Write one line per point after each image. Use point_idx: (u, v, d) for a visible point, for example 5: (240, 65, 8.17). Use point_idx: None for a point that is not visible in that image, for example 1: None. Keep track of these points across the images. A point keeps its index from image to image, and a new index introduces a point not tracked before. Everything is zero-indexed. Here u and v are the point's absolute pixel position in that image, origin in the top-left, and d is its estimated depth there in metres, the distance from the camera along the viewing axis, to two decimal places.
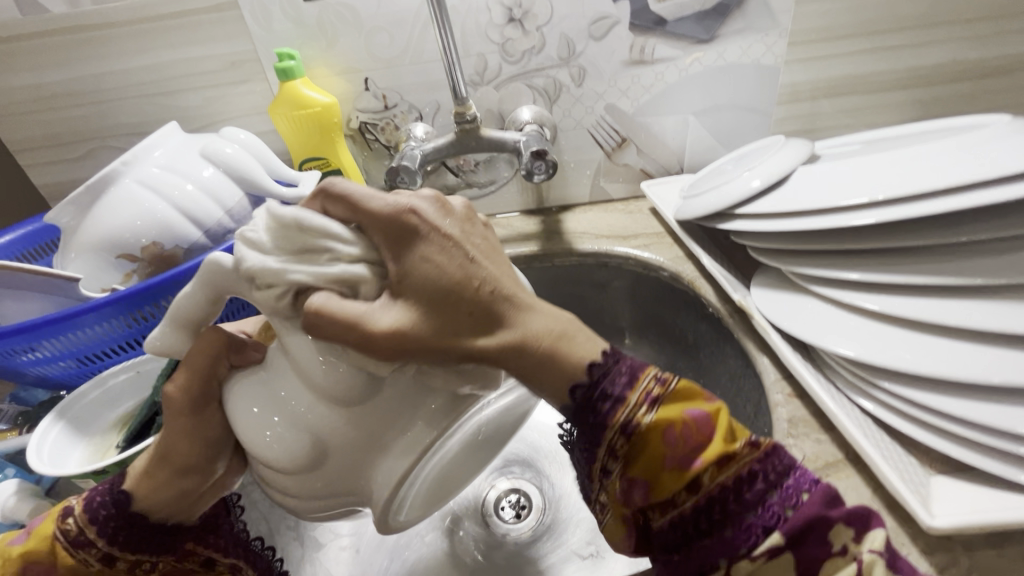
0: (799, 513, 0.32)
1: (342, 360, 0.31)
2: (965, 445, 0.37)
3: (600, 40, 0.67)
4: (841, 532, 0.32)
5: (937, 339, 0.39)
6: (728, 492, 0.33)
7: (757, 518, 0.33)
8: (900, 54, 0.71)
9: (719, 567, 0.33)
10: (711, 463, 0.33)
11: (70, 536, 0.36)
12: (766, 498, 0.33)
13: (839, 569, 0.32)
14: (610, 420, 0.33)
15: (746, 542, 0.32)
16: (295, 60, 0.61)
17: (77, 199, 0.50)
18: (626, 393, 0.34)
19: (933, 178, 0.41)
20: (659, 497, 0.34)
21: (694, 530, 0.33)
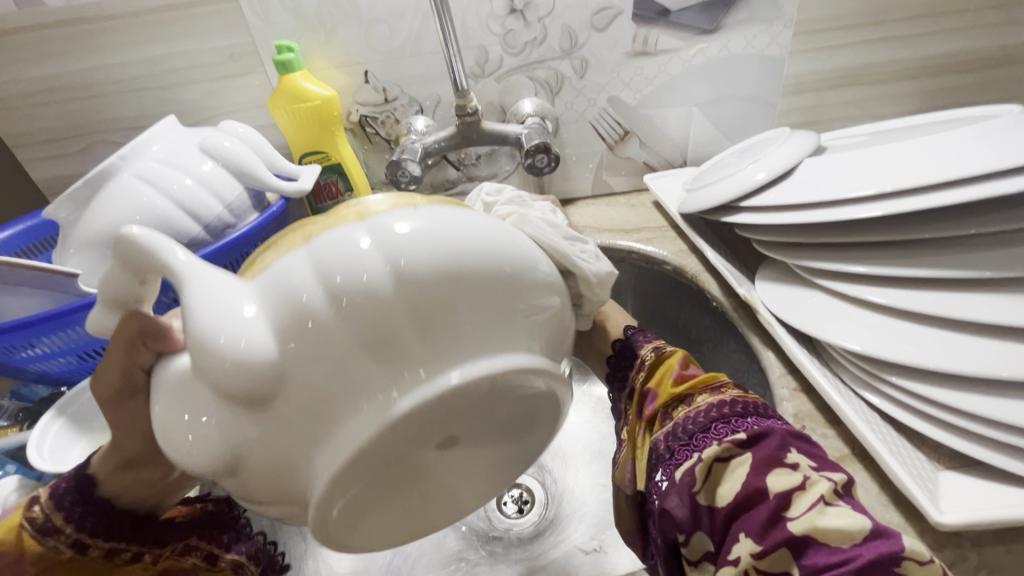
0: (760, 427, 0.37)
1: (248, 344, 0.25)
2: (974, 441, 0.36)
3: (603, 31, 0.66)
4: (793, 450, 0.36)
5: (945, 332, 0.39)
6: (705, 407, 0.40)
7: (730, 423, 0.38)
8: (906, 44, 0.70)
9: (692, 459, 0.38)
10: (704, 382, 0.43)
11: (37, 522, 0.34)
12: (738, 417, 0.39)
13: (787, 477, 0.34)
14: (640, 348, 0.48)
15: (718, 435, 0.38)
16: (294, 52, 0.60)
17: (75, 193, 0.50)
18: (651, 342, 0.49)
19: (941, 169, 0.40)
20: (659, 407, 0.43)
21: (674, 439, 0.40)
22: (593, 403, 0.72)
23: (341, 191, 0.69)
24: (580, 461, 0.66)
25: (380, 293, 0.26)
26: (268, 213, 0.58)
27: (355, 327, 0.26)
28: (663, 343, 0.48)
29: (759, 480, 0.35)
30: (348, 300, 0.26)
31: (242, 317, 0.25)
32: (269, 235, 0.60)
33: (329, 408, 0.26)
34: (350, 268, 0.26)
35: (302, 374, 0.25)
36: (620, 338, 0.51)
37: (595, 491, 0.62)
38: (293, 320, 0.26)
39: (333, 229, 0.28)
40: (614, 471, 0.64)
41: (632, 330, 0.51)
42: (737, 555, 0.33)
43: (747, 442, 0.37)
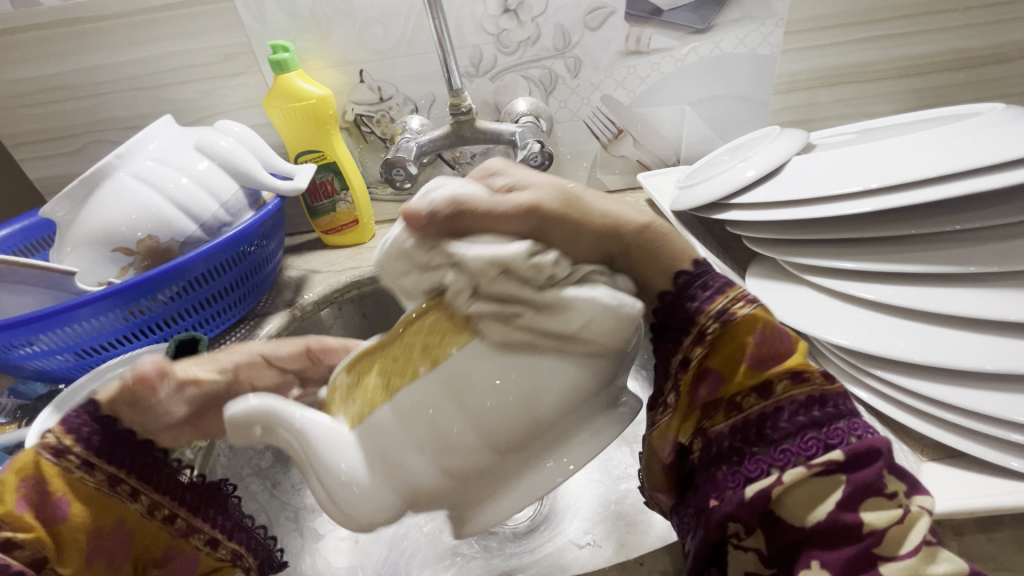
0: (862, 441, 0.30)
1: (376, 479, 0.28)
2: (957, 432, 0.37)
3: (596, 31, 0.67)
4: (891, 475, 0.30)
5: (932, 327, 0.40)
6: (792, 406, 0.32)
7: (820, 435, 0.31)
8: (896, 43, 0.71)
9: (765, 475, 0.31)
10: (787, 372, 0.33)
11: (49, 447, 0.32)
12: (832, 425, 0.31)
13: (883, 509, 0.29)
14: (701, 312, 0.34)
15: (804, 451, 0.30)
16: (289, 52, 0.61)
17: (72, 191, 0.50)
18: (718, 297, 0.34)
19: (926, 166, 0.41)
20: (725, 393, 0.34)
21: (742, 439, 0.32)
22: None
23: (336, 189, 0.70)
24: None
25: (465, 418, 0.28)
26: (264, 211, 0.59)
27: (461, 435, 0.28)
28: (737, 303, 0.34)
29: (850, 515, 0.29)
30: (439, 418, 0.28)
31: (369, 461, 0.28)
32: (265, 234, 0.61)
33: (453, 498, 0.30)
34: (414, 386, 0.28)
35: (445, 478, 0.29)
36: (668, 290, 0.35)
37: (590, 488, 0.64)
38: (402, 445, 0.28)
39: (411, 380, 0.28)
40: (608, 467, 0.66)
41: (686, 276, 0.35)
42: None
43: (843, 463, 0.30)
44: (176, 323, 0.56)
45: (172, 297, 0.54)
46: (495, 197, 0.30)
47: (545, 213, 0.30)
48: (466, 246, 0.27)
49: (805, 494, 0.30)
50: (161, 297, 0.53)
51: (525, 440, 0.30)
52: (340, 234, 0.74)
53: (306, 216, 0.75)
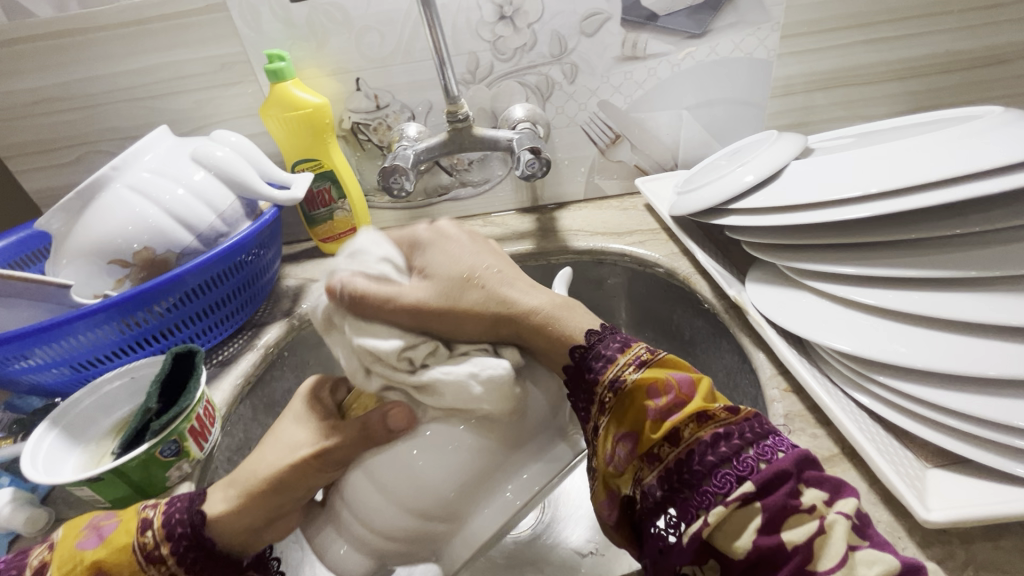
0: (769, 467, 0.32)
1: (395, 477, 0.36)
2: (961, 438, 0.37)
3: (592, 37, 0.67)
4: (806, 491, 0.32)
5: (934, 332, 0.39)
6: (701, 448, 0.34)
7: (730, 468, 0.33)
8: (892, 46, 0.71)
9: (694, 518, 0.33)
10: (689, 416, 0.35)
11: (145, 549, 0.38)
12: (740, 455, 0.33)
13: (801, 525, 0.31)
14: (599, 380, 0.38)
15: (720, 489, 0.32)
16: (285, 61, 0.61)
17: (67, 204, 0.50)
18: (612, 364, 0.38)
19: (926, 170, 0.41)
20: (642, 449, 0.36)
21: (670, 485, 0.35)
22: None
23: (334, 198, 0.69)
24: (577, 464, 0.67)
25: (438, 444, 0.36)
26: (261, 221, 0.59)
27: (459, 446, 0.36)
28: (631, 356, 0.39)
29: (771, 539, 0.31)
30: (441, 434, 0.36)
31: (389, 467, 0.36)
32: (262, 243, 0.60)
33: (442, 521, 0.37)
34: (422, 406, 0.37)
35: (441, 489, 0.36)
36: (580, 346, 0.40)
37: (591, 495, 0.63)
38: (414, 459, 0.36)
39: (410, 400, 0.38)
40: None
41: (580, 350, 0.40)
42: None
43: (756, 491, 0.32)
44: (173, 335, 0.56)
45: (169, 309, 0.53)
46: (388, 287, 0.38)
47: (425, 310, 0.39)
48: (362, 327, 0.37)
49: (734, 526, 0.32)
50: (158, 309, 0.52)
51: (493, 466, 0.37)
52: (338, 242, 0.73)
53: (304, 224, 0.75)
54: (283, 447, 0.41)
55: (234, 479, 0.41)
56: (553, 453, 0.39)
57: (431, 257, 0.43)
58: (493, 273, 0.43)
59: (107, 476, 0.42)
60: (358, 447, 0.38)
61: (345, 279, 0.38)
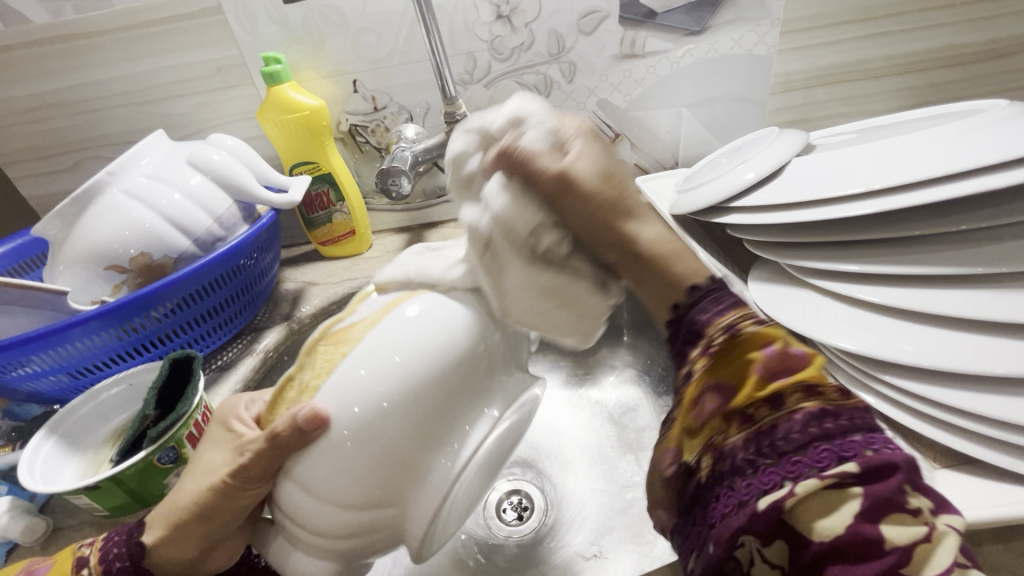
0: (879, 455, 0.27)
1: (317, 476, 0.30)
2: (969, 439, 0.36)
3: (590, 34, 0.66)
4: (915, 490, 0.27)
5: (941, 330, 0.39)
6: (802, 419, 0.29)
7: (830, 446, 0.27)
8: (893, 41, 0.70)
9: (778, 488, 0.27)
10: (800, 384, 0.30)
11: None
12: (846, 437, 0.28)
13: (907, 526, 0.26)
14: (710, 325, 0.33)
15: (814, 461, 0.27)
16: (282, 64, 0.60)
17: (63, 210, 0.50)
18: (727, 313, 0.33)
19: (930, 165, 0.40)
20: (734, 406, 0.31)
21: (755, 452, 0.29)
22: (593, 408, 0.72)
23: (332, 201, 0.69)
24: (579, 465, 0.66)
25: (359, 420, 0.29)
26: (258, 225, 0.58)
27: (380, 426, 0.30)
28: (743, 319, 0.33)
29: (871, 527, 0.26)
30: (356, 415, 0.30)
31: (310, 466, 0.30)
32: (260, 247, 0.60)
33: (389, 503, 0.31)
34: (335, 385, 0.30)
35: (370, 471, 0.30)
36: (681, 301, 0.35)
37: (593, 496, 0.63)
38: (332, 450, 0.30)
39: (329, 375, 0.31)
40: (614, 475, 0.64)
41: (699, 291, 0.35)
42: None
43: (860, 476, 0.27)
44: (171, 340, 0.55)
45: (167, 314, 0.53)
46: (547, 154, 0.32)
47: (570, 186, 0.31)
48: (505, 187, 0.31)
49: (818, 506, 0.27)
50: (155, 314, 0.52)
51: (424, 428, 0.30)
52: (337, 245, 0.73)
53: (302, 227, 0.74)
54: (204, 472, 0.37)
55: (161, 506, 0.39)
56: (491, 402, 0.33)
57: (590, 157, 0.33)
58: (628, 190, 0.35)
59: (104, 484, 0.42)
60: (267, 462, 0.32)
61: (512, 115, 0.33)
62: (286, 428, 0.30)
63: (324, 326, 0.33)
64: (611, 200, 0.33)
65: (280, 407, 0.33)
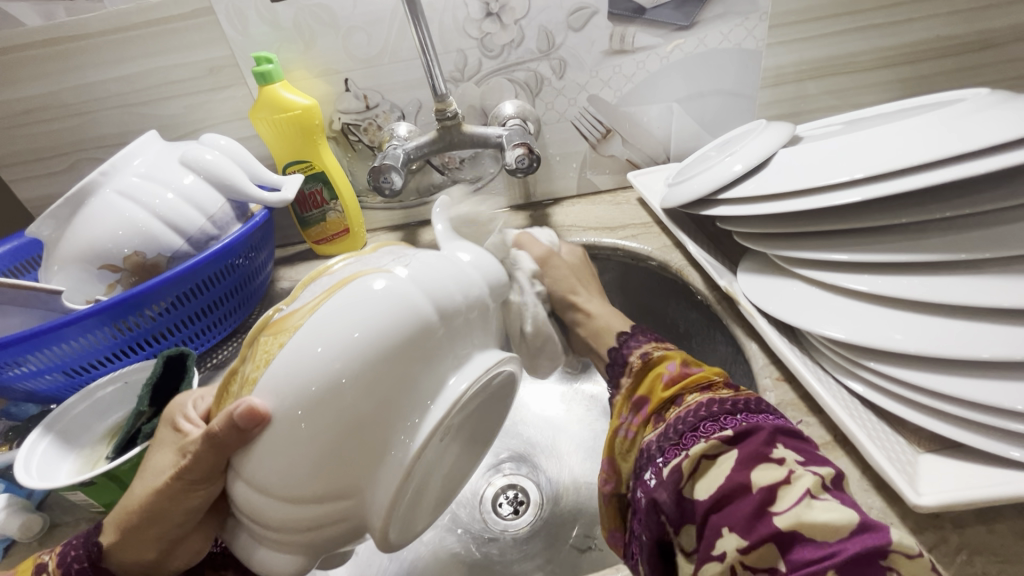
0: (750, 423, 0.35)
1: (272, 465, 0.29)
2: (953, 423, 0.36)
3: (579, 31, 0.67)
4: (780, 446, 0.34)
5: (927, 317, 0.39)
6: (698, 405, 0.38)
7: (714, 421, 0.36)
8: (882, 33, 0.70)
9: (678, 458, 0.36)
10: (695, 385, 0.41)
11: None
12: (727, 414, 0.36)
13: (770, 471, 0.32)
14: (631, 353, 0.48)
15: (702, 433, 0.36)
16: (273, 63, 0.61)
17: (58, 210, 0.50)
18: (646, 345, 0.48)
19: (914, 154, 0.40)
20: (653, 408, 0.42)
21: (665, 439, 0.38)
22: (587, 401, 0.72)
23: (326, 199, 0.69)
24: (573, 459, 0.67)
25: (313, 401, 0.29)
26: (251, 223, 0.58)
27: (336, 408, 0.29)
28: (654, 348, 0.47)
29: (741, 475, 0.32)
30: (311, 400, 0.29)
31: (263, 456, 0.30)
32: (254, 245, 0.60)
33: (349, 485, 0.30)
34: (285, 373, 0.29)
35: (326, 456, 0.29)
36: (614, 343, 0.51)
37: (588, 490, 0.63)
38: (286, 437, 0.29)
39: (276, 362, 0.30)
40: None
41: (626, 334, 0.51)
42: (721, 551, 0.31)
43: (734, 438, 0.34)
44: (166, 338, 0.56)
45: (162, 313, 0.53)
46: (534, 242, 0.58)
47: (547, 262, 0.56)
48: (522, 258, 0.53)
49: (706, 467, 0.34)
50: (150, 312, 0.52)
51: (382, 407, 0.30)
52: (331, 244, 0.73)
53: (297, 226, 0.75)
54: (154, 474, 0.37)
55: (115, 509, 0.38)
56: (453, 377, 0.33)
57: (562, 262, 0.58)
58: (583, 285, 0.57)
59: (100, 479, 0.42)
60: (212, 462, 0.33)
61: (524, 232, 0.60)
62: (224, 427, 0.30)
63: (266, 316, 0.33)
64: (571, 284, 0.56)
65: (226, 401, 0.33)
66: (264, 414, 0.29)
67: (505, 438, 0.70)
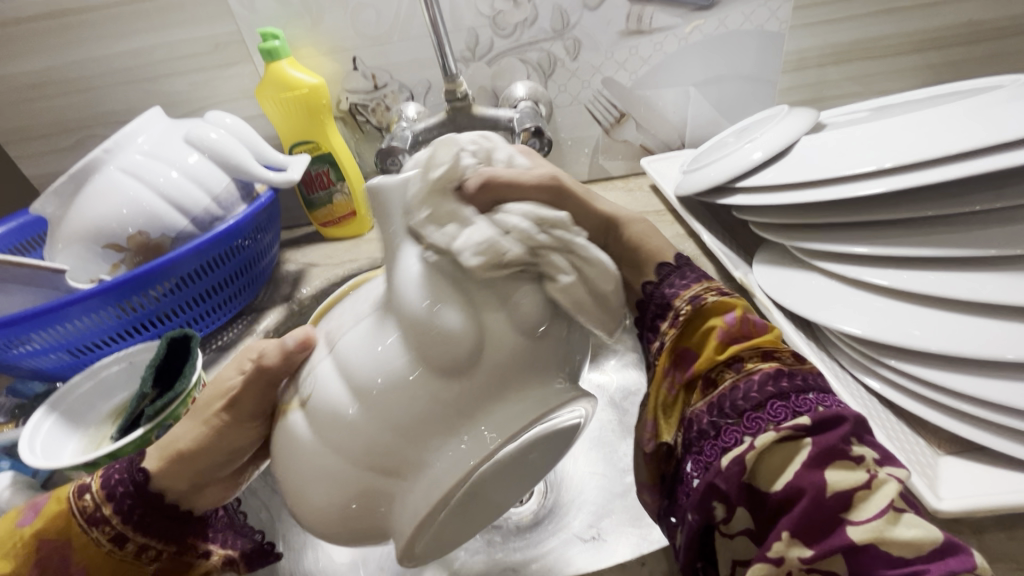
0: (828, 410, 0.31)
1: (310, 458, 0.28)
2: (975, 425, 0.35)
3: (595, 10, 0.64)
4: (859, 442, 0.31)
5: (949, 314, 0.38)
6: (761, 379, 0.34)
7: (786, 403, 0.32)
8: (910, 16, 0.67)
9: (738, 444, 0.32)
10: (757, 349, 0.36)
11: (86, 512, 0.36)
12: (798, 394, 0.33)
13: (850, 473, 0.29)
14: (677, 297, 0.39)
15: (771, 419, 0.32)
16: (279, 40, 0.59)
17: (61, 187, 0.49)
18: (693, 285, 0.40)
19: (944, 143, 0.39)
20: (701, 370, 0.37)
21: (720, 415, 0.34)
22: (594, 391, 0.72)
23: (332, 181, 0.68)
24: (580, 449, 0.67)
25: (326, 443, 0.27)
26: (257, 204, 0.58)
27: (379, 417, 0.26)
28: (705, 291, 0.39)
29: (817, 476, 0.29)
30: (355, 404, 0.27)
31: (303, 451, 0.28)
32: (260, 228, 0.60)
33: (388, 489, 0.28)
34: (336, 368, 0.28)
35: (366, 461, 0.27)
36: (650, 280, 0.42)
37: (594, 480, 0.63)
38: (325, 435, 0.27)
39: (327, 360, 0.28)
40: (615, 459, 0.65)
41: (667, 269, 0.42)
42: (779, 555, 0.28)
43: (810, 427, 0.31)
44: (170, 319, 0.55)
45: (166, 293, 0.53)
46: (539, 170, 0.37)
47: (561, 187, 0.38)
48: (513, 203, 0.30)
49: (777, 459, 0.31)
50: (154, 293, 0.52)
51: (429, 425, 0.26)
52: (338, 226, 0.72)
53: (303, 208, 0.74)
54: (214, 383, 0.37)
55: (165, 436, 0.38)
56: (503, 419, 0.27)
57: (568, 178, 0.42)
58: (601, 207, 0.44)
59: (103, 460, 0.42)
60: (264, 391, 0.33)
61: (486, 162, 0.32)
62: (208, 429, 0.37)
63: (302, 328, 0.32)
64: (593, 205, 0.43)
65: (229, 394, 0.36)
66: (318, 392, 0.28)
67: None
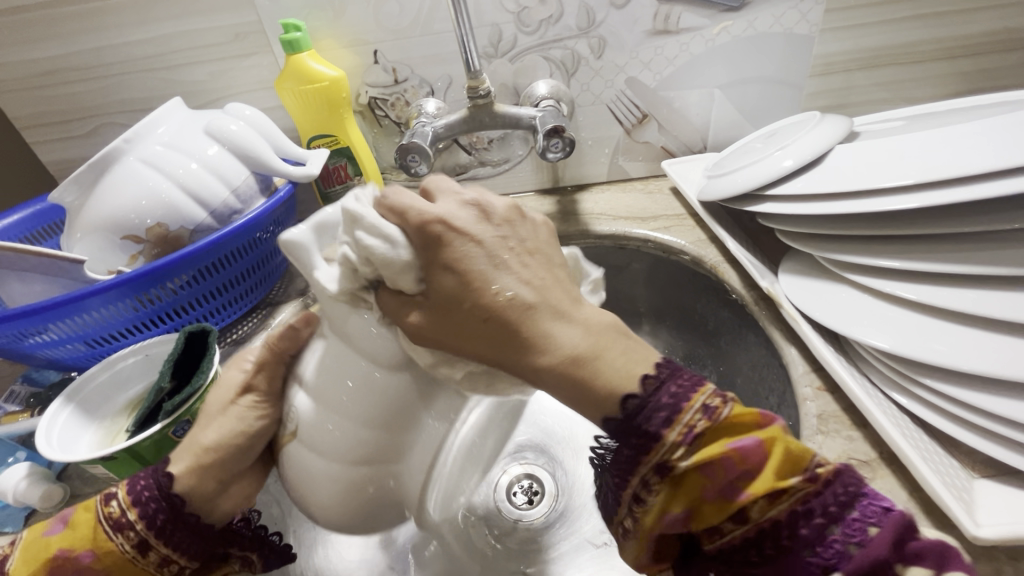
0: (863, 555, 0.27)
1: (320, 445, 0.36)
2: (1011, 448, 0.34)
3: (622, 8, 0.63)
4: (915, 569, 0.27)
5: (986, 333, 0.37)
6: (775, 530, 0.28)
7: (813, 553, 0.28)
8: (944, 22, 0.66)
9: None
10: (760, 497, 0.28)
11: (112, 519, 0.36)
12: (821, 537, 0.28)
13: None
14: (654, 450, 0.29)
15: (798, 574, 0.28)
16: (302, 31, 0.58)
17: (81, 176, 0.49)
18: (670, 428, 0.29)
19: (988, 157, 0.37)
20: (702, 523, 0.30)
21: (734, 556, 0.30)
22: None
23: (350, 175, 0.68)
24: None
25: (332, 431, 0.36)
26: (276, 198, 0.57)
27: (367, 399, 0.36)
28: (688, 437, 0.28)
29: None
30: (346, 396, 0.36)
31: (314, 440, 0.37)
32: (276, 221, 0.59)
33: (388, 446, 0.38)
34: (323, 378, 0.36)
35: (369, 434, 0.36)
36: (614, 412, 0.30)
37: None
38: (330, 425, 0.36)
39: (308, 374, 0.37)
40: None
41: (635, 400, 0.30)
42: None
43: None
44: (187, 313, 0.55)
45: (183, 286, 0.52)
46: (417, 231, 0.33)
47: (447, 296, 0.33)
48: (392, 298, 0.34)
49: None
50: (171, 286, 0.51)
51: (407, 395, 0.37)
52: None
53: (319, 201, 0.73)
54: (222, 387, 0.42)
55: (184, 444, 0.40)
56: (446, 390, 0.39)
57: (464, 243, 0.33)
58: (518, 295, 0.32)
59: (120, 455, 0.42)
60: (276, 371, 0.40)
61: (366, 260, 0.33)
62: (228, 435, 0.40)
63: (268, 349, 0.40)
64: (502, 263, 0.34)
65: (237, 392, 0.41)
66: (312, 394, 0.37)
67: (522, 426, 0.69)
